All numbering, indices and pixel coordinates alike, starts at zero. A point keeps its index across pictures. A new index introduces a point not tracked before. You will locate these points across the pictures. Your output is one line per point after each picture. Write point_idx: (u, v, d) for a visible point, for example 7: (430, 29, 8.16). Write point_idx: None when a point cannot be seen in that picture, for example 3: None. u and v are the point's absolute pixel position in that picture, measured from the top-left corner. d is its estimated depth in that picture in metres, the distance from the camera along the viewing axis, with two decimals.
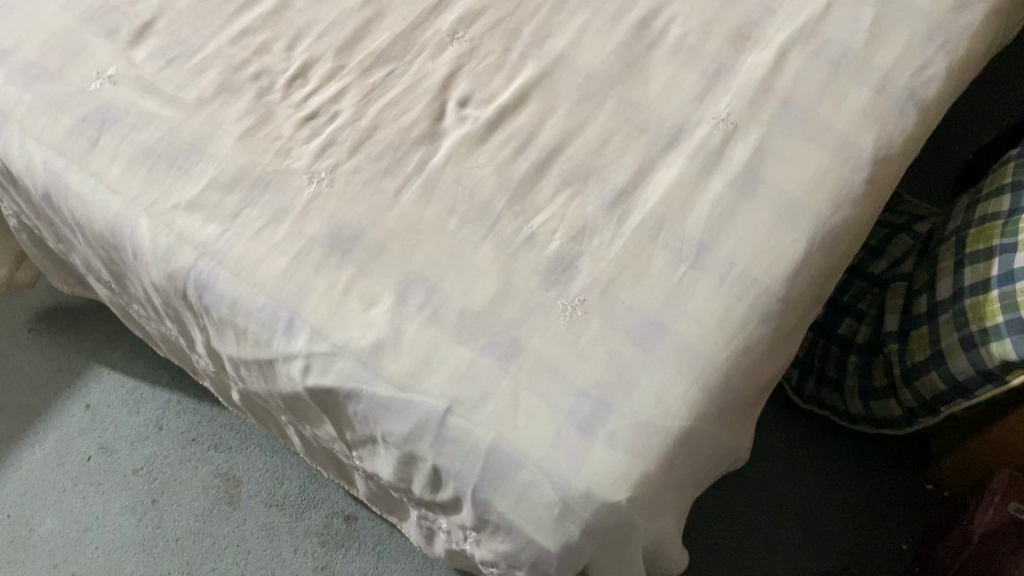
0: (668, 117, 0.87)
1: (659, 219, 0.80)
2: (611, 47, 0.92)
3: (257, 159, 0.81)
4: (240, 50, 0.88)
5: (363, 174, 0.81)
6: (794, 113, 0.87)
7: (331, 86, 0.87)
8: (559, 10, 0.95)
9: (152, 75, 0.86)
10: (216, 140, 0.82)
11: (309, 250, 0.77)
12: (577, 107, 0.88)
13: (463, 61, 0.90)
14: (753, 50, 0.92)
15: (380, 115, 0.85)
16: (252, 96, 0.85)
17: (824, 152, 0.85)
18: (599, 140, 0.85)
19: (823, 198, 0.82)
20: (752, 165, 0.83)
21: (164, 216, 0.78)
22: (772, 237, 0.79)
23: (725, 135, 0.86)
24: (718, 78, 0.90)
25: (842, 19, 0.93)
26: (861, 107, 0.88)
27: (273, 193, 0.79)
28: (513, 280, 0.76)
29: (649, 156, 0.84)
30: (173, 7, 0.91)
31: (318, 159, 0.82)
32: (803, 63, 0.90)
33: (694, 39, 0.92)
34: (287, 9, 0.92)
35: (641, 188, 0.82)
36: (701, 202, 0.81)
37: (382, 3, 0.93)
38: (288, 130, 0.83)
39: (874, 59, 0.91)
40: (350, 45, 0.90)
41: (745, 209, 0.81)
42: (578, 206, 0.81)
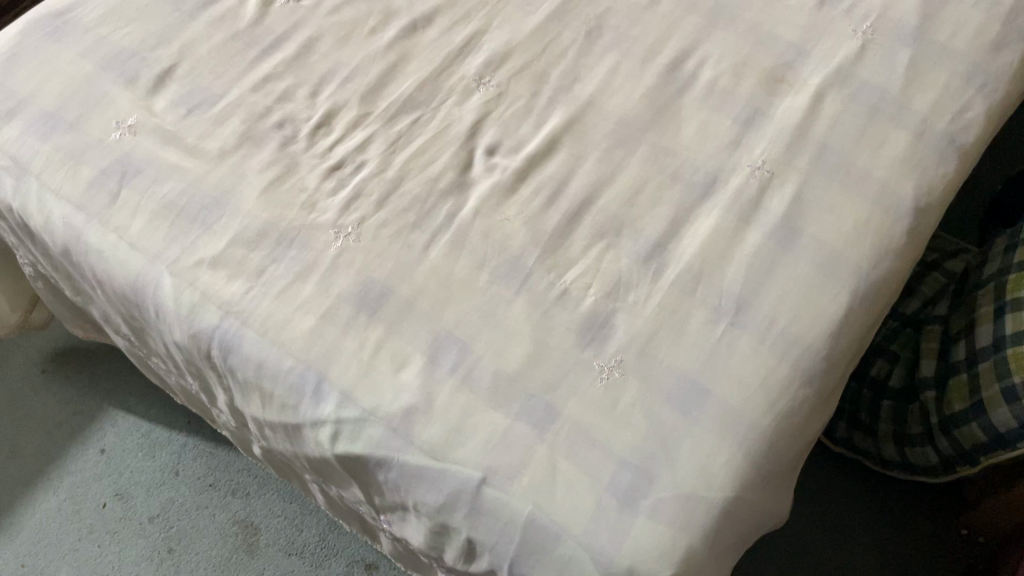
0: (701, 165, 0.85)
1: (695, 273, 0.78)
2: (642, 91, 0.90)
3: (282, 213, 0.79)
4: (262, 97, 0.86)
5: (391, 228, 0.79)
6: (832, 160, 0.84)
7: (357, 134, 0.85)
8: (587, 52, 0.93)
9: (173, 125, 0.84)
10: (240, 194, 0.80)
11: (337, 309, 0.74)
12: (608, 154, 0.85)
13: (491, 107, 0.88)
14: (787, 94, 0.89)
15: (407, 165, 0.83)
16: (275, 146, 0.83)
17: (864, 201, 0.82)
18: (632, 189, 0.83)
19: (865, 250, 0.80)
20: (790, 216, 0.81)
21: (187, 275, 0.76)
22: (813, 293, 0.77)
23: (761, 183, 0.83)
24: (752, 123, 0.87)
25: (878, 60, 0.91)
26: (900, 153, 0.85)
27: (300, 249, 0.77)
28: (547, 339, 0.73)
29: (683, 207, 0.82)
30: (193, 52, 0.89)
31: (344, 212, 0.80)
32: (840, 107, 0.88)
33: (726, 82, 0.90)
34: (310, 53, 0.90)
35: (676, 240, 0.80)
36: (738, 255, 0.79)
37: (406, 47, 0.91)
38: (313, 182, 0.81)
39: (912, 103, 0.88)
40: (375, 92, 0.88)
41: (784, 262, 0.78)
42: (612, 259, 0.79)
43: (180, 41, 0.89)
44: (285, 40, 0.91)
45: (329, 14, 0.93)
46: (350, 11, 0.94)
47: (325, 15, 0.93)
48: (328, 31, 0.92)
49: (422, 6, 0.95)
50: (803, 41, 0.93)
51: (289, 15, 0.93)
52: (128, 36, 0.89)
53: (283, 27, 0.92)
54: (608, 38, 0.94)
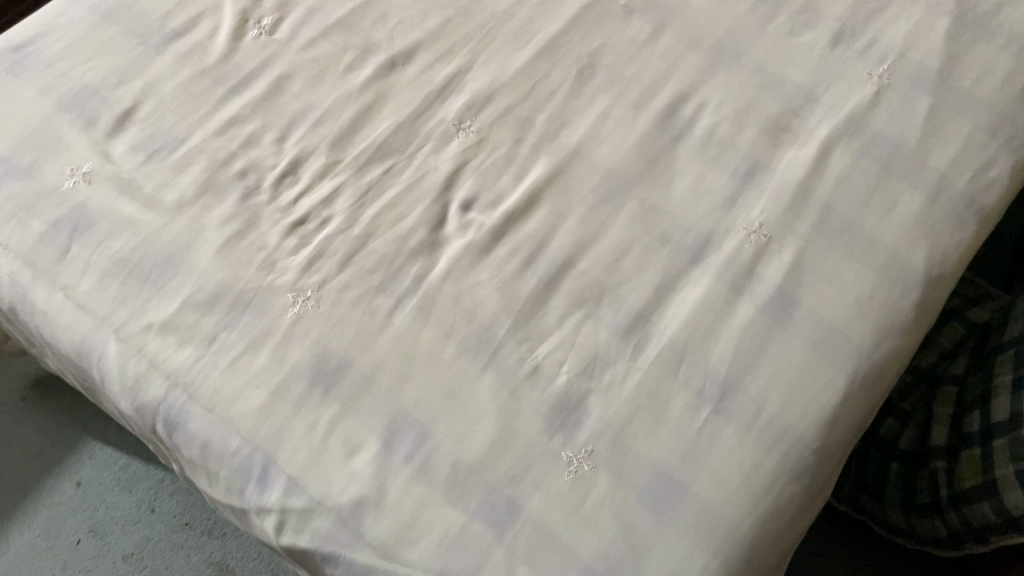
0: (693, 226, 0.78)
1: (679, 350, 0.71)
2: (633, 140, 0.83)
3: (238, 274, 0.74)
4: (225, 142, 0.81)
5: (353, 292, 0.74)
6: (835, 224, 0.78)
7: (324, 185, 0.80)
8: (577, 94, 0.86)
9: (130, 172, 0.79)
10: (195, 252, 0.75)
11: (290, 384, 0.69)
12: (593, 211, 0.79)
13: (470, 155, 0.82)
14: (791, 145, 0.82)
15: (375, 221, 0.78)
16: (236, 198, 0.78)
17: (869, 271, 0.75)
18: (616, 252, 0.77)
19: (867, 328, 0.73)
20: (787, 287, 0.74)
21: (134, 341, 0.72)
22: (807, 376, 0.70)
23: (758, 248, 0.77)
24: (751, 178, 0.81)
25: (893, 109, 0.83)
26: (912, 216, 0.78)
27: (255, 314, 0.72)
28: (512, 424, 0.68)
29: (670, 273, 0.76)
30: (157, 91, 0.84)
31: (305, 273, 0.75)
32: (848, 162, 0.81)
33: (726, 131, 0.83)
34: (280, 92, 0.85)
35: (660, 311, 0.74)
36: (727, 330, 0.72)
37: (383, 87, 0.85)
38: (274, 239, 0.76)
39: (928, 158, 0.81)
40: (347, 137, 0.82)
41: (777, 340, 0.72)
42: (589, 332, 0.73)
43: (144, 79, 0.84)
44: (254, 78, 0.85)
45: (303, 48, 0.87)
46: (325, 45, 0.88)
47: (299, 50, 0.87)
48: (301, 68, 0.86)
49: (403, 41, 0.88)
50: (812, 85, 0.86)
51: (260, 49, 0.87)
52: (90, 73, 0.85)
53: (252, 63, 0.86)
54: (601, 77, 0.87)
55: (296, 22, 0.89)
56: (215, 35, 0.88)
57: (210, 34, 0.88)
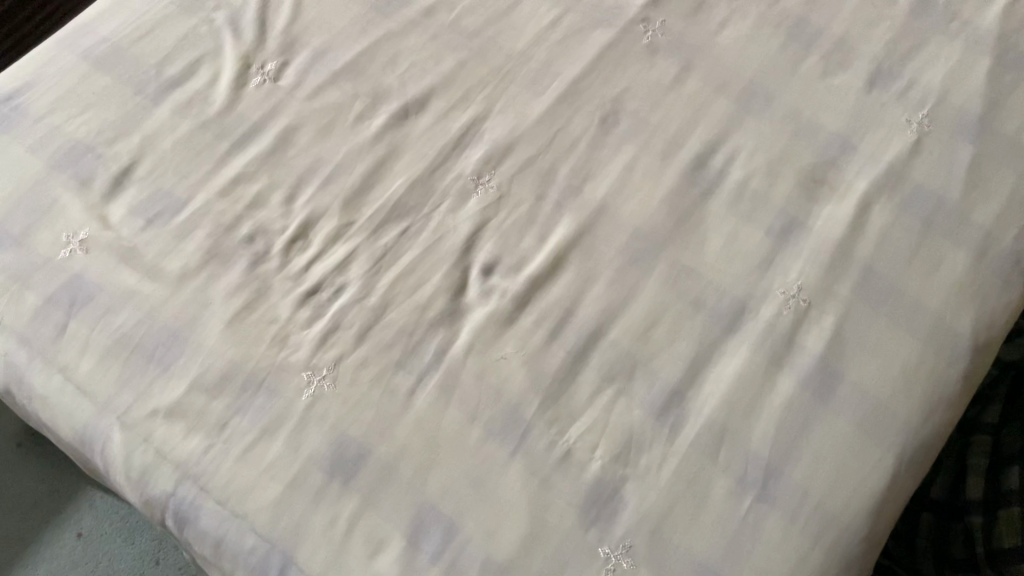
0: (728, 290, 0.74)
1: (718, 431, 0.68)
2: (661, 195, 0.79)
3: (249, 352, 0.70)
4: (231, 203, 0.77)
5: (371, 370, 0.70)
6: (878, 287, 0.73)
7: (337, 250, 0.75)
8: (601, 144, 0.81)
9: (130, 239, 0.74)
10: (201, 328, 0.71)
11: (307, 475, 0.65)
12: (622, 275, 0.75)
13: (490, 214, 0.78)
14: (829, 199, 0.78)
15: (392, 289, 0.73)
16: (244, 266, 0.74)
17: (915, 340, 0.71)
18: (648, 320, 0.73)
19: (914, 402, 0.69)
20: (828, 358, 0.71)
21: (140, 429, 0.68)
22: (853, 458, 0.67)
23: (796, 315, 0.72)
24: (787, 236, 0.76)
25: (935, 160, 0.79)
26: (959, 277, 0.74)
27: (268, 397, 0.68)
28: (545, 516, 0.64)
29: (705, 344, 0.72)
30: (156, 146, 0.79)
31: (319, 350, 0.70)
32: (889, 219, 0.77)
33: (759, 184, 0.79)
34: (287, 146, 0.80)
35: (696, 386, 0.70)
36: (768, 408, 0.69)
37: (396, 139, 0.81)
38: (285, 311, 0.72)
39: (973, 214, 0.77)
40: (359, 195, 0.78)
41: (820, 419, 0.68)
42: (622, 411, 0.69)
43: (141, 133, 0.79)
44: (259, 130, 0.80)
45: (309, 97, 0.82)
46: (333, 93, 0.83)
47: (306, 98, 0.82)
48: (309, 119, 0.81)
49: (415, 87, 0.84)
50: (848, 133, 0.81)
51: (264, 98, 0.82)
52: (83, 128, 0.80)
53: (257, 114, 0.81)
54: (625, 125, 0.83)
55: (302, 66, 0.84)
56: (216, 83, 0.82)
57: (210, 81, 0.83)
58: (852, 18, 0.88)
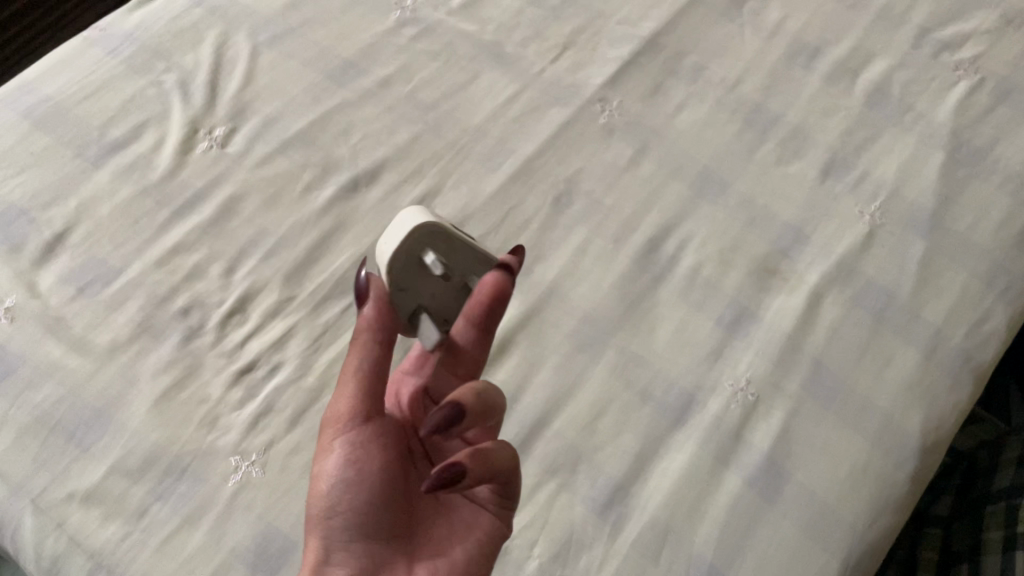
0: (677, 381, 0.73)
1: (661, 530, 0.65)
2: (612, 280, 0.77)
3: (175, 434, 0.67)
4: (167, 274, 0.74)
5: (304, 456, 0.66)
6: (826, 383, 0.72)
7: (275, 325, 0.72)
8: (554, 224, 0.80)
9: (58, 309, 0.72)
10: (127, 406, 0.68)
11: (228, 570, 0.62)
12: (570, 360, 0.73)
13: None
14: (780, 290, 0.78)
15: (331, 369, 0.71)
16: (176, 341, 0.71)
17: (862, 440, 0.70)
18: (594, 410, 0.71)
19: (860, 504, 0.68)
20: (775, 456, 0.69)
21: (54, 513, 0.63)
22: (798, 562, 0.65)
23: (744, 410, 0.71)
24: (737, 326, 0.75)
25: (887, 254, 0.79)
26: (907, 376, 0.73)
27: (192, 483, 0.65)
28: None
29: (651, 438, 0.70)
30: (93, 212, 0.77)
31: (250, 433, 0.67)
32: (839, 313, 0.76)
33: (710, 272, 0.78)
34: (230, 216, 0.78)
35: (641, 481, 0.68)
36: (713, 508, 0.67)
37: (344, 211, 0.79)
38: (216, 390, 0.69)
39: (923, 310, 0.76)
40: (303, 269, 0.75)
41: (766, 520, 0.66)
42: (563, 506, 0.66)
43: (78, 198, 0.77)
44: (202, 198, 0.78)
45: (257, 166, 0.81)
46: (282, 162, 0.81)
47: (253, 167, 0.81)
48: (255, 188, 0.79)
49: (367, 159, 0.82)
50: (801, 223, 0.81)
51: (210, 165, 0.80)
52: (17, 190, 0.77)
53: (201, 181, 0.79)
54: (579, 205, 0.82)
55: (250, 134, 0.83)
56: (160, 148, 0.81)
57: (154, 146, 0.81)
58: (807, 107, 0.89)
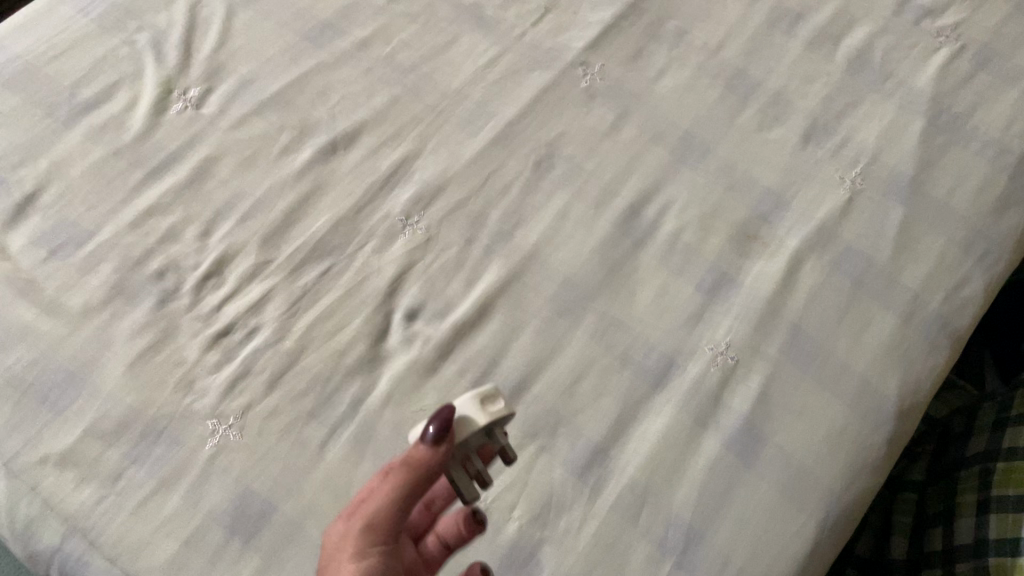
0: (657, 345, 0.72)
1: (640, 492, 0.66)
2: (593, 244, 0.77)
3: (151, 397, 0.66)
4: (141, 236, 0.73)
5: (281, 419, 0.66)
6: (804, 347, 0.73)
7: (251, 289, 0.71)
8: (534, 189, 0.80)
9: (30, 271, 0.71)
10: (101, 368, 0.67)
11: (204, 533, 0.61)
12: (550, 325, 0.73)
13: (416, 257, 0.75)
14: (760, 255, 0.78)
15: (309, 333, 0.70)
16: (151, 304, 0.70)
17: (839, 403, 0.71)
18: (574, 373, 0.71)
19: (837, 466, 0.68)
20: (753, 420, 0.69)
21: (27, 477, 0.63)
22: (775, 523, 0.65)
23: (723, 373, 0.71)
24: (717, 291, 0.75)
25: (866, 220, 0.79)
26: (885, 340, 0.74)
27: (168, 446, 0.64)
28: None
29: (631, 401, 0.70)
30: (64, 173, 0.75)
31: (227, 397, 0.66)
32: (819, 278, 0.76)
33: (691, 237, 0.78)
34: (205, 178, 0.76)
35: (621, 444, 0.68)
36: (691, 470, 0.67)
37: (322, 174, 0.78)
38: (192, 353, 0.68)
39: (902, 276, 0.77)
40: (280, 232, 0.74)
41: (744, 482, 0.67)
42: (543, 469, 0.66)
43: (50, 159, 0.76)
44: (176, 160, 0.77)
45: (233, 127, 0.79)
46: (258, 124, 0.80)
47: (228, 128, 0.79)
48: (231, 150, 0.78)
49: (345, 121, 0.81)
50: (781, 188, 0.81)
51: (185, 126, 0.79)
52: None
53: (175, 142, 0.78)
54: (560, 169, 0.81)
55: (226, 95, 0.81)
56: (133, 108, 0.79)
57: (126, 107, 0.79)
58: (789, 72, 0.88)
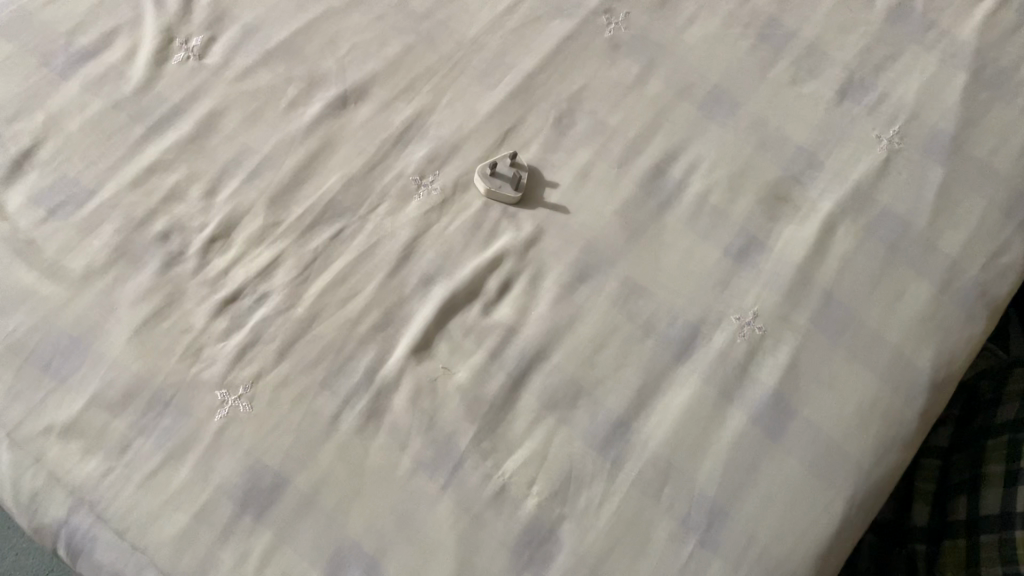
0: (681, 313, 0.70)
1: (663, 467, 0.63)
2: (616, 206, 0.74)
3: (157, 365, 0.63)
4: (144, 195, 0.70)
5: (292, 389, 0.64)
6: (835, 317, 0.70)
7: (260, 252, 0.68)
8: (554, 147, 0.76)
9: (29, 231, 0.68)
10: (105, 335, 0.64)
11: (215, 506, 0.60)
12: (571, 291, 0.70)
13: (431, 219, 0.72)
14: (791, 219, 0.74)
15: (321, 299, 0.67)
16: (156, 267, 0.67)
17: (871, 376, 0.68)
18: (595, 342, 0.68)
19: (867, 442, 0.66)
20: (781, 393, 0.67)
21: (32, 447, 0.61)
22: (802, 500, 0.63)
23: (751, 344, 0.68)
24: (746, 256, 0.72)
25: (903, 182, 0.76)
26: (920, 310, 0.71)
27: (176, 417, 0.62)
28: (474, 557, 0.59)
29: (654, 371, 0.67)
30: (61, 127, 0.72)
31: (236, 365, 0.64)
32: (853, 245, 0.73)
33: (719, 199, 0.74)
34: (210, 133, 0.73)
35: (644, 417, 0.65)
36: (716, 444, 0.65)
37: (332, 129, 0.74)
38: (200, 319, 0.65)
39: (940, 242, 0.73)
40: (289, 191, 0.71)
41: (771, 457, 0.64)
42: (563, 442, 0.64)
43: (46, 112, 0.72)
44: (179, 114, 0.73)
45: (238, 78, 0.75)
46: (265, 75, 0.76)
47: (233, 79, 0.75)
48: (236, 103, 0.74)
49: (357, 73, 0.77)
50: (814, 147, 0.77)
51: (188, 77, 0.75)
52: None
53: (177, 94, 0.74)
54: (581, 126, 0.77)
55: (230, 44, 0.77)
56: (133, 57, 0.75)
57: (126, 56, 0.75)
58: (825, 22, 0.83)
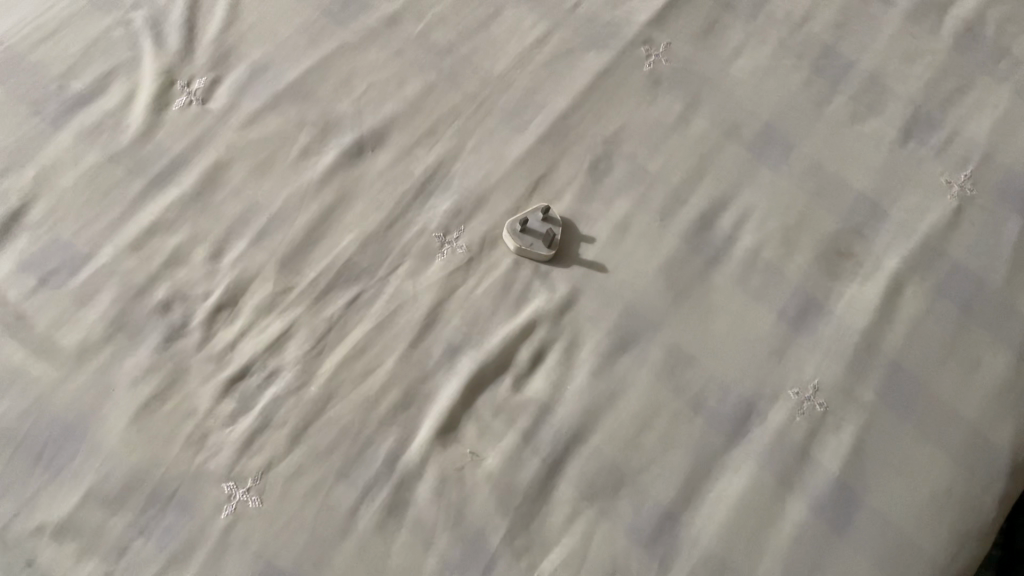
0: (733, 386, 0.63)
1: (716, 567, 0.57)
2: (659, 264, 0.67)
3: (158, 455, 0.58)
4: (143, 261, 0.64)
5: (306, 481, 0.58)
6: (905, 392, 0.63)
7: (270, 322, 0.63)
8: (590, 196, 0.69)
9: (18, 303, 0.62)
10: (102, 422, 0.59)
11: None
12: (611, 362, 0.63)
13: (456, 281, 0.65)
14: (853, 277, 0.67)
15: (337, 375, 0.61)
16: (156, 342, 0.61)
17: (946, 458, 0.61)
18: (638, 422, 0.61)
19: (943, 535, 0.59)
20: (846, 480, 0.60)
21: (24, 550, 0.55)
22: None
23: (812, 423, 0.62)
24: (803, 321, 0.65)
25: (976, 234, 0.68)
26: (998, 382, 0.64)
27: (179, 515, 0.56)
28: None
29: (704, 455, 0.61)
30: (54, 184, 0.66)
31: (244, 454, 0.58)
32: (923, 307, 0.66)
33: (772, 254, 0.68)
34: (215, 187, 0.67)
35: (694, 508, 0.59)
36: (776, 540, 0.58)
37: (348, 180, 0.68)
38: (204, 401, 0.60)
39: (1019, 302, 0.66)
40: (301, 252, 0.65)
41: (837, 555, 0.58)
42: (605, 539, 0.57)
43: (37, 166, 0.67)
44: (181, 166, 0.67)
45: (245, 125, 0.69)
46: (274, 121, 0.70)
47: (240, 126, 0.69)
48: (243, 153, 0.68)
49: (374, 116, 0.71)
50: (877, 194, 0.70)
51: (190, 124, 0.69)
52: None
53: (179, 145, 0.68)
54: (620, 172, 0.70)
55: (237, 86, 0.71)
56: (131, 103, 0.69)
57: (123, 101, 0.69)
58: (885, 51, 0.76)
